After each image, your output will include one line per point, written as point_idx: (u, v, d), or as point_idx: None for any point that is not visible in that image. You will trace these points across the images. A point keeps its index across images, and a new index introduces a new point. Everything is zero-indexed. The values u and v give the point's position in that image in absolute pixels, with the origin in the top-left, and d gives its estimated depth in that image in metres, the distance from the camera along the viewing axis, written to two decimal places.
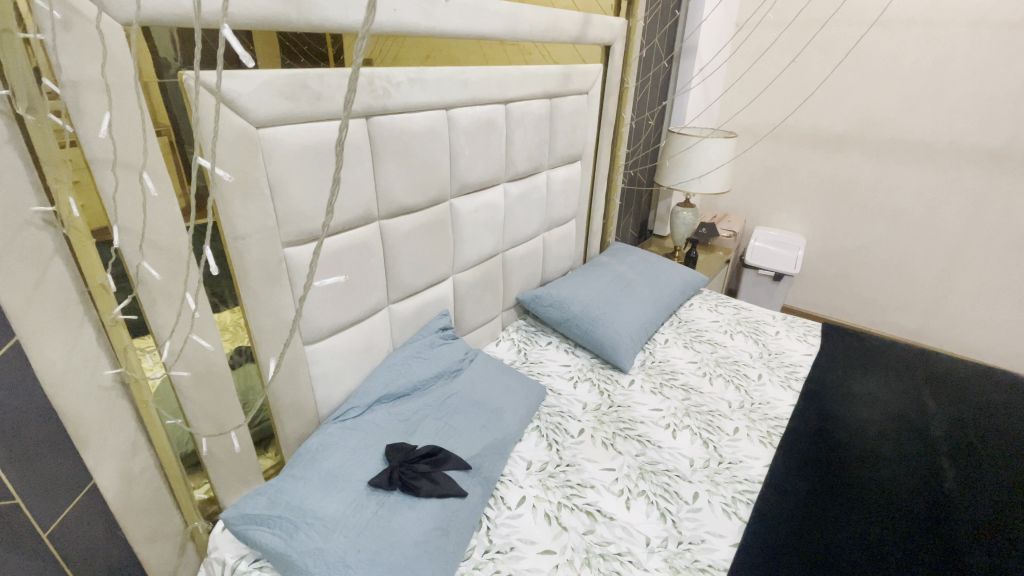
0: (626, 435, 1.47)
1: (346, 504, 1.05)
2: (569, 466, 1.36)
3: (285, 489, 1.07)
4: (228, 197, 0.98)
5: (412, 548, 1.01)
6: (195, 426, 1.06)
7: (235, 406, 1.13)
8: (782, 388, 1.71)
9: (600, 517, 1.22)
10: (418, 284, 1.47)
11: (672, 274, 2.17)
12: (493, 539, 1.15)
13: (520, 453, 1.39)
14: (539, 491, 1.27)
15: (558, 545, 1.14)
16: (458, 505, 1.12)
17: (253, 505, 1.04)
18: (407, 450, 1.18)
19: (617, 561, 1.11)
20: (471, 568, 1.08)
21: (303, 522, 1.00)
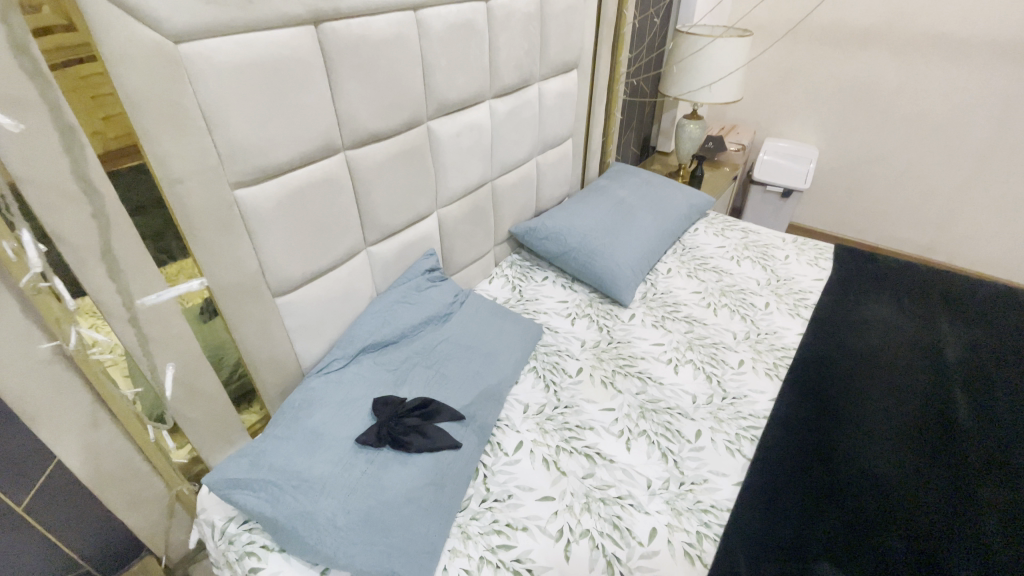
0: (627, 373, 1.41)
1: (334, 464, 1.00)
2: (568, 407, 1.31)
3: (268, 449, 1.01)
4: (154, 132, 0.82)
5: (405, 507, 0.97)
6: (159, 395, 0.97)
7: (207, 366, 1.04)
8: (791, 316, 1.63)
9: (600, 460, 1.18)
10: (398, 223, 1.33)
11: (676, 197, 2.01)
12: (491, 487, 1.11)
13: (517, 395, 1.33)
14: (537, 436, 1.23)
15: (557, 491, 1.11)
16: (452, 456, 1.07)
17: (236, 468, 0.99)
18: (397, 404, 1.11)
19: (618, 505, 1.09)
20: (469, 518, 1.05)
21: (289, 486, 0.96)
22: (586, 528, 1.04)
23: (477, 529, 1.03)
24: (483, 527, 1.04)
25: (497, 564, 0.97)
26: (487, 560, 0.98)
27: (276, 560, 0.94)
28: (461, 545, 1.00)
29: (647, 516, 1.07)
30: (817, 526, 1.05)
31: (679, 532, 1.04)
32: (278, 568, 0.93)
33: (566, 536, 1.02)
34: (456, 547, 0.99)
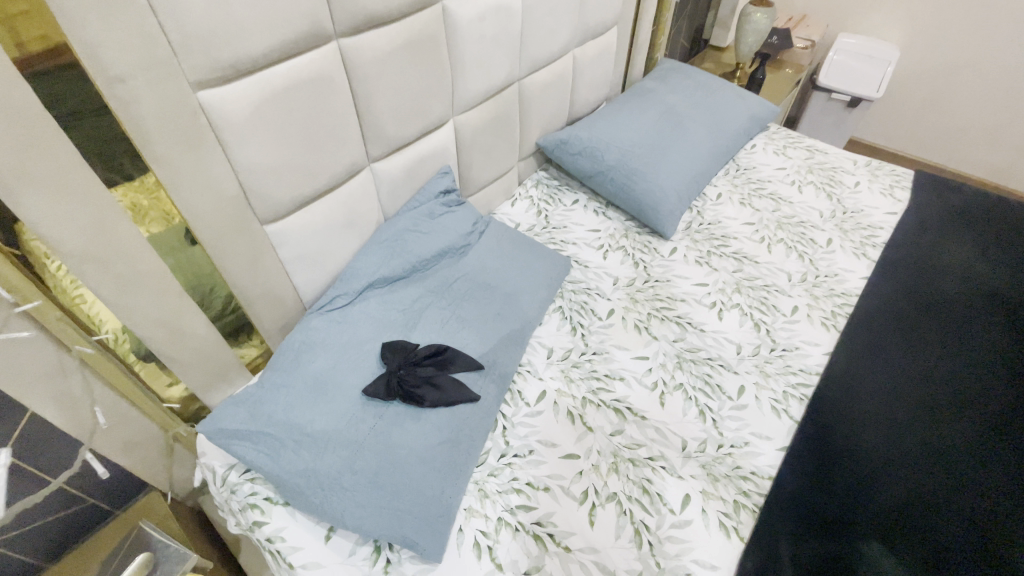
0: (664, 317, 1.25)
1: (339, 417, 0.90)
2: (597, 353, 1.18)
3: (266, 398, 0.91)
4: (72, 8, 0.60)
5: (418, 468, 0.88)
6: (64, 365, 0.79)
7: (191, 303, 0.91)
8: (856, 256, 1.43)
9: (630, 415, 1.07)
10: (406, 134, 1.11)
11: (735, 105, 1.70)
12: (510, 441, 1.02)
13: (540, 338, 1.20)
14: (561, 386, 1.11)
15: (583, 449, 1.01)
16: (470, 411, 0.96)
17: (231, 417, 0.89)
18: (410, 350, 0.98)
19: (649, 467, 0.99)
20: (487, 474, 0.97)
21: (290, 441, 0.87)
22: (613, 491, 0.95)
23: (495, 487, 0.95)
24: (502, 485, 0.96)
25: (516, 527, 0.90)
26: (505, 521, 0.91)
27: (281, 515, 0.87)
28: (478, 504, 0.93)
29: (680, 482, 0.97)
30: (867, 502, 0.95)
31: (714, 501, 0.95)
32: (283, 523, 0.87)
33: (591, 499, 0.94)
34: (472, 507, 0.92)
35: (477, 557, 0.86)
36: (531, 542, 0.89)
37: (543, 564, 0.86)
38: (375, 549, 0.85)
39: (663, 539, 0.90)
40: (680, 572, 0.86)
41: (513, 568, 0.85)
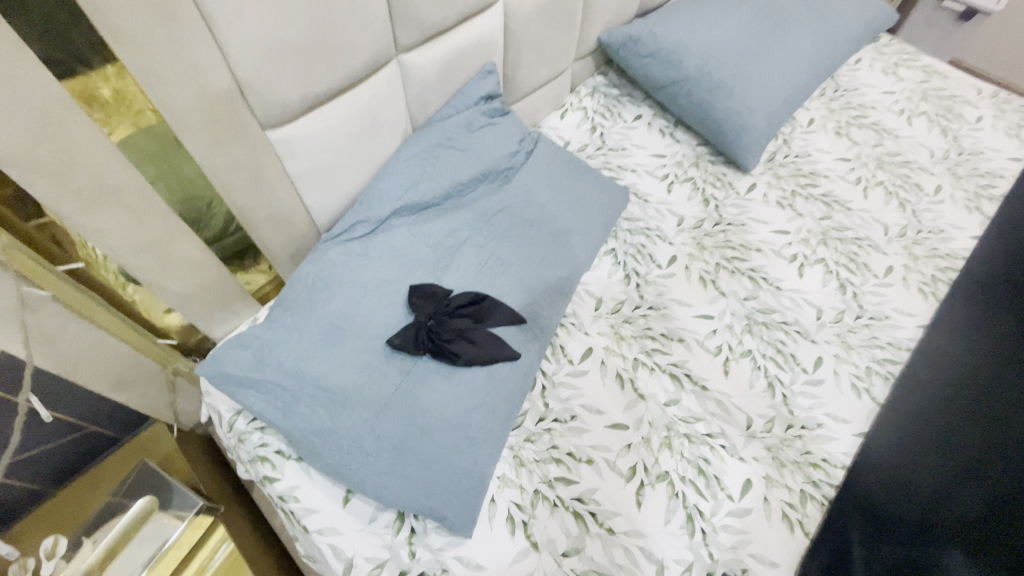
0: (735, 271, 1.07)
1: (359, 371, 0.77)
2: (655, 308, 1.02)
3: (276, 342, 0.78)
4: None
5: (449, 436, 0.76)
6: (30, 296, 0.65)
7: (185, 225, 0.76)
8: (967, 210, 1.22)
9: (688, 383, 0.94)
10: (444, 17, 0.86)
11: (848, 4, 1.36)
12: (550, 404, 0.89)
13: (589, 286, 1.03)
14: (610, 343, 0.96)
15: (632, 418, 0.89)
16: (510, 371, 0.83)
17: (235, 362, 0.77)
18: (444, 299, 0.84)
19: (707, 446, 0.87)
20: (523, 440, 0.85)
21: (304, 395, 0.75)
22: (665, 471, 0.84)
23: (532, 456, 0.84)
24: (540, 452, 0.85)
25: (555, 501, 0.81)
26: (542, 494, 0.81)
27: (294, 472, 0.78)
28: (512, 473, 0.82)
29: (741, 465, 0.86)
30: None
31: (778, 489, 0.85)
32: (297, 481, 0.77)
33: (640, 477, 0.83)
34: (506, 475, 0.82)
35: (511, 532, 0.77)
36: (571, 520, 0.79)
37: (584, 545, 0.77)
38: (399, 516, 0.76)
39: (718, 529, 0.80)
40: (735, 566, 0.77)
41: (550, 548, 0.77)
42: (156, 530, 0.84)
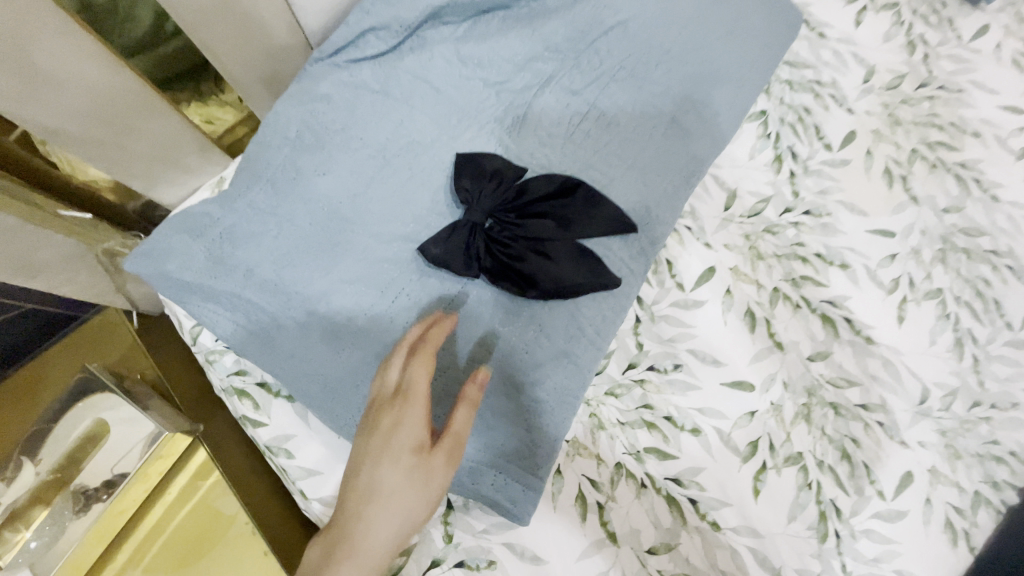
0: (937, 165, 0.76)
1: (374, 290, 0.48)
2: (813, 215, 0.71)
3: (247, 234, 0.49)
4: None
5: (509, 401, 0.50)
6: None
7: (71, 19, 0.43)
8: None
9: (846, 332, 0.66)
10: None
11: None
12: (645, 345, 0.62)
13: (721, 173, 0.70)
14: (741, 263, 0.67)
15: (761, 375, 0.63)
16: (605, 306, 0.54)
17: (184, 259, 0.48)
18: (513, 185, 0.51)
19: (859, 423, 0.63)
20: (606, 394, 0.60)
21: (292, 323, 0.48)
22: (798, 452, 0.61)
23: (615, 417, 0.60)
24: (626, 412, 0.60)
25: (644, 481, 0.58)
26: (628, 471, 0.58)
27: (282, 416, 0.54)
28: (587, 439, 0.59)
29: (900, 451, 0.63)
30: None
31: (944, 488, 0.62)
32: (290, 430, 0.54)
33: (762, 457, 0.60)
34: (579, 439, 0.59)
35: (581, 517, 0.56)
36: (663, 507, 0.58)
37: (677, 543, 0.57)
38: None
39: (858, 534, 0.60)
40: None
41: (632, 542, 0.56)
42: (131, 424, 0.68)
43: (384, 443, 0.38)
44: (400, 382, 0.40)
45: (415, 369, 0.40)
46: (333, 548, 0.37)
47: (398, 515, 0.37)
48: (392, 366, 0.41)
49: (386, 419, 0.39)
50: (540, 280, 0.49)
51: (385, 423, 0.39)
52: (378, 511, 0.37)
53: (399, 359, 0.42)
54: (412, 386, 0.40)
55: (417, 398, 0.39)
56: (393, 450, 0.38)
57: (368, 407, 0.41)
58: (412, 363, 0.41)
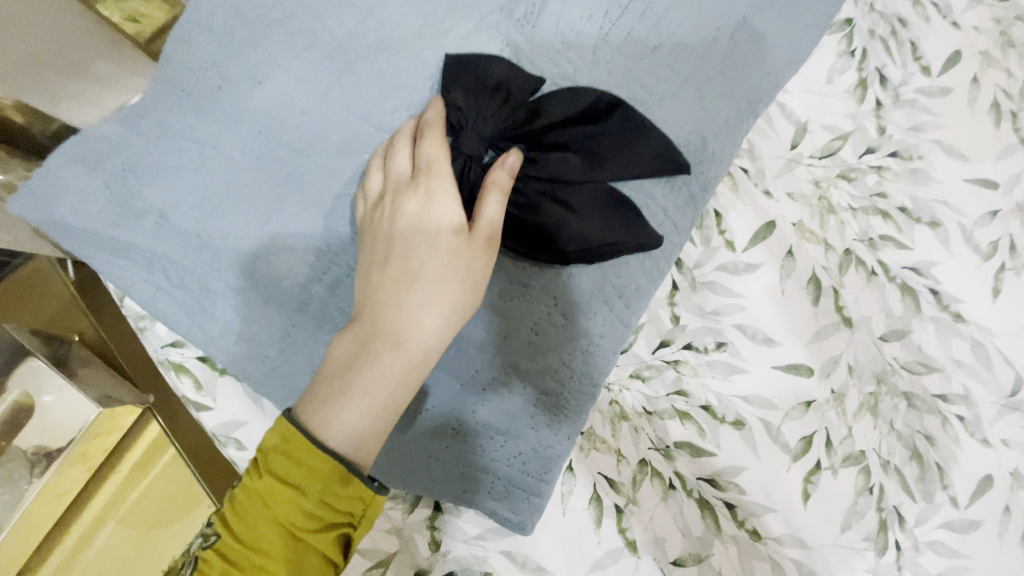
0: None
1: (329, 245, 0.34)
2: (900, 159, 0.57)
3: (159, 167, 0.35)
4: None
5: (513, 394, 0.39)
6: None
7: None
8: None
9: (929, 307, 0.54)
10: None
11: None
12: (682, 318, 0.50)
13: (790, 101, 0.56)
14: (806, 218, 0.53)
15: (822, 358, 0.51)
16: (640, 271, 0.42)
17: (76, 200, 0.35)
18: (524, 104, 0.36)
19: (935, 417, 0.52)
20: (631, 379, 0.49)
21: (222, 288, 0.35)
22: (860, 451, 0.50)
23: (641, 405, 0.50)
24: (654, 400, 0.49)
25: (673, 482, 0.48)
26: (653, 470, 0.48)
27: (231, 401, 0.43)
28: (605, 431, 0.49)
29: (982, 451, 0.52)
30: None
31: None
32: (241, 416, 0.43)
33: (816, 455, 0.50)
34: (595, 430, 0.49)
35: (595, 522, 0.47)
36: (693, 513, 0.48)
37: (708, 554, 0.47)
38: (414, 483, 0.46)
39: (921, 546, 0.50)
40: None
41: (654, 552, 0.47)
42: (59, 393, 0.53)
43: (419, 216, 0.32)
44: (418, 164, 0.33)
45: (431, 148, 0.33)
46: (371, 340, 0.30)
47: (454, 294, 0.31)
48: (400, 149, 0.34)
49: (412, 199, 0.32)
50: (553, 242, 0.36)
51: (415, 201, 0.32)
52: (426, 292, 0.30)
53: (407, 142, 0.34)
54: (434, 163, 0.33)
55: (445, 174, 0.33)
56: (431, 228, 0.31)
57: (377, 198, 0.33)
58: (427, 137, 0.34)
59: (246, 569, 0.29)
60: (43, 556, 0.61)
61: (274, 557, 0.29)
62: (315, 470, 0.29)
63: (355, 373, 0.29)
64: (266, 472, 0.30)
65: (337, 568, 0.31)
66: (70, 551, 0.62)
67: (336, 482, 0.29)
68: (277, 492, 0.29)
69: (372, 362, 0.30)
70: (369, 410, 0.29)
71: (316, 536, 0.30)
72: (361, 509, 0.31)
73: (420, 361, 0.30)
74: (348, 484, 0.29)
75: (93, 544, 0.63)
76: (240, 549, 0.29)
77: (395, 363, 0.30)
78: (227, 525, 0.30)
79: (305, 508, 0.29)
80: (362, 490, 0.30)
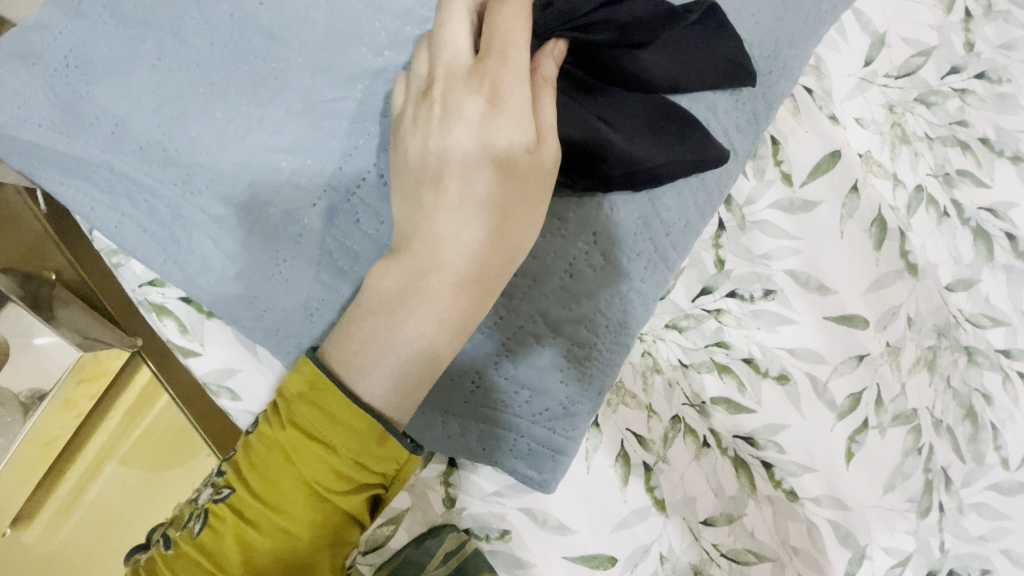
0: None
1: (326, 166, 0.28)
2: (986, 81, 0.49)
3: (110, 61, 0.28)
4: None
5: (543, 346, 0.33)
6: None
7: None
8: None
9: (1005, 253, 0.48)
10: None
11: None
12: (727, 262, 0.45)
13: (868, 8, 0.47)
14: (875, 148, 0.47)
15: (880, 308, 0.46)
16: (691, 204, 0.36)
17: (11, 103, 0.28)
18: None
19: (997, 374, 0.47)
20: (668, 328, 0.44)
21: (199, 216, 0.29)
22: (913, 409, 0.46)
23: (676, 357, 0.44)
24: (691, 352, 0.45)
25: (707, 440, 0.44)
26: (687, 427, 0.44)
27: (223, 348, 0.38)
28: (636, 385, 0.44)
29: None
30: None
31: None
32: (234, 364, 0.39)
33: (865, 413, 0.46)
34: (626, 384, 0.44)
35: (623, 480, 0.43)
36: (727, 472, 0.45)
37: (741, 514, 0.44)
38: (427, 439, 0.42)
39: (966, 508, 0.47)
40: (974, 567, 0.47)
41: (685, 512, 0.44)
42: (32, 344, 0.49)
43: (483, 119, 0.24)
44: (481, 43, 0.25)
45: (502, 14, 0.25)
46: (420, 271, 0.24)
47: (521, 227, 0.25)
48: (457, 19, 0.25)
49: (474, 92, 0.24)
50: (593, 164, 0.29)
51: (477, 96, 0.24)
52: (490, 223, 0.24)
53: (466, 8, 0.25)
54: (503, 42, 0.24)
55: (517, 64, 0.24)
56: (496, 136, 0.24)
57: (426, 85, 0.26)
58: (496, 8, 0.25)
59: (262, 527, 0.25)
60: (36, 507, 0.58)
61: (297, 518, 0.26)
62: (349, 427, 0.25)
63: (401, 314, 0.24)
64: (291, 426, 0.26)
65: (362, 528, 0.28)
66: (63, 503, 0.59)
67: (371, 441, 0.25)
68: (302, 445, 0.25)
69: (420, 307, 0.24)
70: (418, 358, 0.25)
71: (344, 497, 0.26)
72: (394, 470, 0.27)
73: (480, 299, 0.25)
74: (383, 445, 0.25)
75: (87, 497, 0.59)
76: (259, 506, 0.26)
77: (450, 308, 0.24)
78: (243, 476, 0.27)
79: (335, 467, 0.25)
80: (397, 451, 0.26)
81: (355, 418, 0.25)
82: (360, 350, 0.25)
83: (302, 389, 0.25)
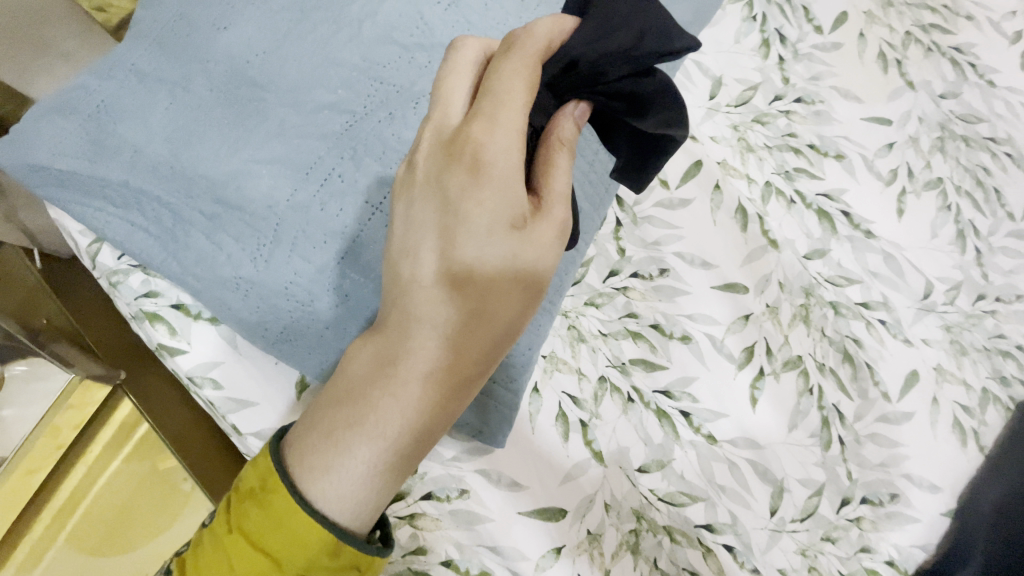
0: (932, 49, 0.71)
1: (295, 169, 0.38)
2: (804, 103, 0.64)
3: (132, 107, 0.39)
4: None
5: None
6: None
7: None
8: None
9: (844, 227, 0.61)
10: None
11: None
12: (626, 249, 0.55)
13: (704, 59, 0.63)
14: (729, 157, 0.60)
15: (754, 276, 0.57)
16: (582, 195, 0.48)
17: (49, 144, 0.38)
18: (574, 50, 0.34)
19: (861, 321, 0.58)
20: (587, 304, 0.53)
21: (197, 217, 0.38)
22: (797, 356, 0.55)
23: (597, 328, 0.53)
24: (607, 323, 0.54)
25: (631, 395, 0.52)
26: (612, 385, 0.52)
27: (209, 342, 0.45)
28: (566, 353, 0.52)
29: (905, 349, 0.58)
30: None
31: (950, 386, 0.58)
32: (217, 356, 0.45)
33: (759, 362, 0.55)
34: (557, 353, 0.51)
35: (563, 437, 0.50)
36: (653, 423, 0.52)
37: (670, 459, 0.51)
38: None
39: (863, 439, 0.55)
40: (881, 491, 0.54)
41: (621, 460, 0.50)
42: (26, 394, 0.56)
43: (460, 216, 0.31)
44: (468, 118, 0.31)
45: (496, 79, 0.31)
46: (390, 366, 0.32)
47: (501, 309, 0.31)
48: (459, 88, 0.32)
49: (460, 164, 0.30)
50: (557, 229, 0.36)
51: (465, 165, 0.30)
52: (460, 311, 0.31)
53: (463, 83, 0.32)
54: (492, 113, 0.30)
55: (502, 127, 0.30)
56: (474, 220, 0.30)
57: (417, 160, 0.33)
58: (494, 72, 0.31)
59: None
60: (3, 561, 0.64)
61: None
62: (300, 540, 0.31)
63: (371, 403, 0.31)
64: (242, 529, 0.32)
65: None
66: (29, 558, 0.65)
67: (324, 554, 0.31)
68: (252, 553, 0.32)
69: (392, 395, 0.31)
70: (391, 435, 0.31)
71: None
72: None
73: (445, 389, 0.32)
74: (336, 556, 0.31)
75: (52, 549, 0.66)
76: None
77: (419, 395, 0.31)
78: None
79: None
80: (352, 562, 0.32)
81: (308, 532, 0.31)
82: (339, 434, 0.32)
83: (256, 490, 0.32)
